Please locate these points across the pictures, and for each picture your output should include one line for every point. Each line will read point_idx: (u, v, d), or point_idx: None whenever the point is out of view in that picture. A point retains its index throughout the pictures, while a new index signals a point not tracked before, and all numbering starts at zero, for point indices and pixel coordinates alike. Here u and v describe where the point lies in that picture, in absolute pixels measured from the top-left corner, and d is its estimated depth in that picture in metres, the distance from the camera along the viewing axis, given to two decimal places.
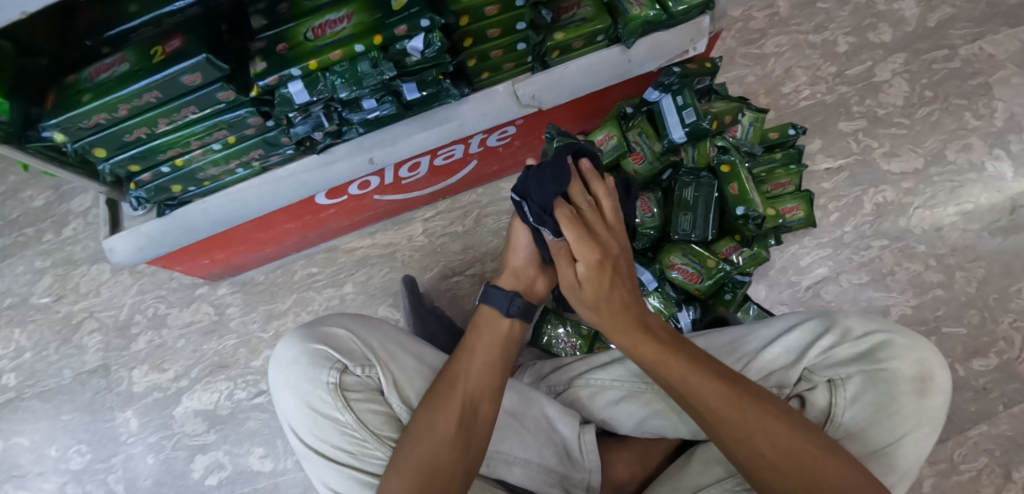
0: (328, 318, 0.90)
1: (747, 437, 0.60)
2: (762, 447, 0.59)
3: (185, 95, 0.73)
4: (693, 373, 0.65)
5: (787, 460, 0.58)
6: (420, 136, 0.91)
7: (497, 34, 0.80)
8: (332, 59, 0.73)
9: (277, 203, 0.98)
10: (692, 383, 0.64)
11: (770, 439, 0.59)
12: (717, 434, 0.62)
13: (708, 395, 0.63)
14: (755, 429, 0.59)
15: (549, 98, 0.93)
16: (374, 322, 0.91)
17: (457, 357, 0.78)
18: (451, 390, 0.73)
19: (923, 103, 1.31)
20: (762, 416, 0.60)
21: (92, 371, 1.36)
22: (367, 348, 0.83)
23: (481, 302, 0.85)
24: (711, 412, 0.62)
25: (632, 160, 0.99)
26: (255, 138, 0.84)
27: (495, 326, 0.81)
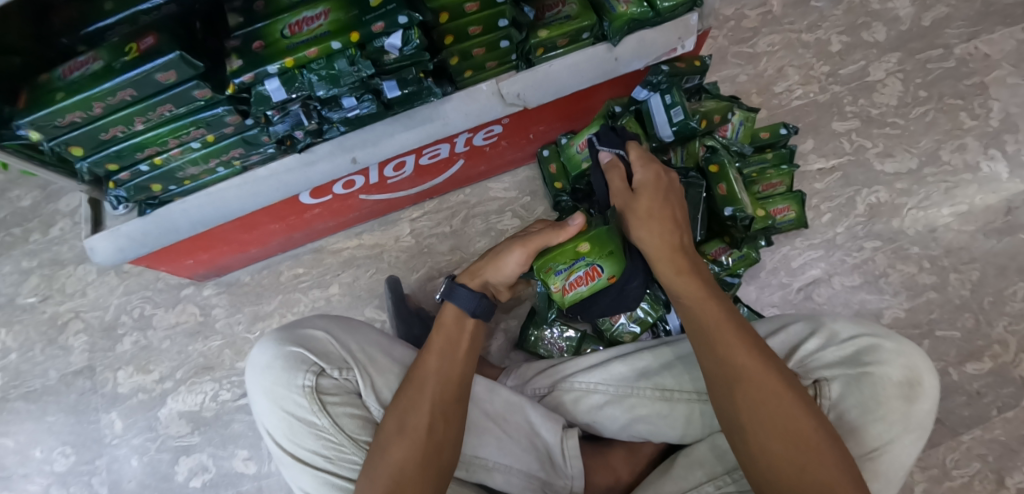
0: (308, 319, 0.88)
1: (758, 402, 0.58)
2: (769, 418, 0.57)
3: (160, 93, 0.71)
4: (732, 330, 0.64)
5: (785, 438, 0.56)
6: (403, 136, 0.90)
7: (479, 32, 0.79)
8: (308, 57, 0.71)
9: (258, 203, 0.97)
10: (726, 335, 0.63)
11: (779, 413, 0.57)
12: (735, 390, 0.60)
13: (739, 351, 0.62)
14: (769, 398, 0.58)
15: (535, 97, 0.91)
16: (356, 325, 0.89)
17: (423, 357, 0.77)
18: (420, 394, 0.73)
19: (918, 103, 1.30)
20: (785, 392, 0.58)
21: (78, 372, 1.34)
22: (346, 350, 0.82)
23: (446, 301, 0.83)
24: (734, 369, 0.61)
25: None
26: (235, 137, 0.83)
27: (462, 327, 0.81)
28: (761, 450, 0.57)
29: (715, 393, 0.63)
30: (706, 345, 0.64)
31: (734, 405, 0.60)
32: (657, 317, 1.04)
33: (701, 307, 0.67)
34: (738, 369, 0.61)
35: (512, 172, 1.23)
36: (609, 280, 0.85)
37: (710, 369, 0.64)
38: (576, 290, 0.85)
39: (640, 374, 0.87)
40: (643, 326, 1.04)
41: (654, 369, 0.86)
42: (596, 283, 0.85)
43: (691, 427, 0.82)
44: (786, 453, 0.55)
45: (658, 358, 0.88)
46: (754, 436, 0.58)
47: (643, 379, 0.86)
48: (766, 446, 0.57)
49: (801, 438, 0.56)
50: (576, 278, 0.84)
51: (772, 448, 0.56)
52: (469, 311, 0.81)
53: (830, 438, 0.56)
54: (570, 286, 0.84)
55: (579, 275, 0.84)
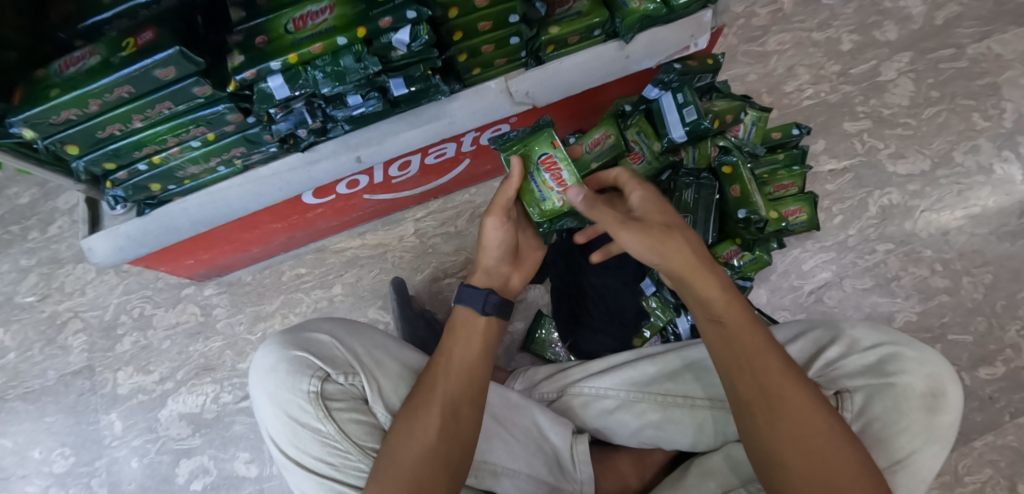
0: (311, 323, 0.87)
1: (797, 437, 0.56)
2: (810, 454, 0.55)
3: (159, 90, 0.69)
4: (768, 357, 0.61)
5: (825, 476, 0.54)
6: (409, 134, 0.88)
7: (488, 28, 0.76)
8: (312, 52, 0.69)
9: (261, 203, 0.95)
10: (761, 362, 0.60)
11: (820, 449, 0.55)
12: (768, 417, 0.58)
13: (779, 380, 0.59)
14: (809, 432, 0.56)
15: (543, 96, 0.89)
16: (361, 329, 0.88)
17: (433, 360, 0.76)
18: (430, 397, 0.71)
19: (930, 103, 1.27)
20: (825, 426, 0.56)
21: (77, 372, 1.33)
22: (352, 355, 0.80)
23: (457, 303, 0.83)
24: (772, 399, 0.58)
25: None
26: (236, 135, 0.81)
27: (473, 326, 0.80)
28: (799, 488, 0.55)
29: (743, 422, 0.60)
30: (739, 370, 0.61)
31: (769, 439, 0.57)
32: (667, 321, 1.01)
33: (732, 329, 0.64)
34: (774, 401, 0.58)
35: None
36: (557, 144, 0.82)
37: (740, 397, 0.61)
38: (566, 177, 0.81)
39: (649, 380, 0.85)
40: (653, 330, 1.01)
41: (665, 376, 0.84)
42: (559, 159, 0.81)
43: (704, 434, 0.80)
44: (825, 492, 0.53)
45: (669, 364, 0.85)
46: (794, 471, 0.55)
47: (654, 384, 0.84)
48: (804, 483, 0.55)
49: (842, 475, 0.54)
50: (553, 179, 0.82)
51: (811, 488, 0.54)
52: (478, 306, 0.81)
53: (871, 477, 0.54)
54: (561, 184, 0.82)
55: (550, 176, 0.82)
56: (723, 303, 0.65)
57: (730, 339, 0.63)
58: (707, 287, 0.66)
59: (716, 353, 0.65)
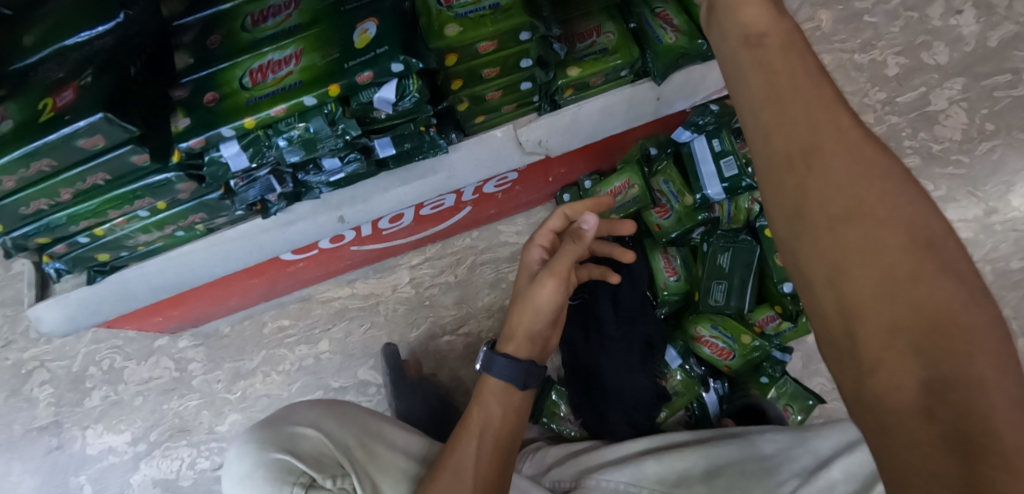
0: (296, 410, 0.75)
1: (905, 303, 0.26)
2: (931, 345, 0.25)
3: (88, 161, 0.56)
4: (855, 134, 0.29)
5: (955, 414, 0.24)
6: (400, 191, 0.75)
7: (495, 74, 0.62)
8: (274, 115, 0.55)
9: (230, 266, 0.82)
10: (838, 127, 0.29)
11: (956, 343, 0.25)
12: (829, 220, 0.28)
13: (871, 177, 0.28)
14: (932, 300, 0.26)
15: (559, 144, 0.75)
16: (351, 415, 0.76)
17: (456, 439, 0.64)
18: (458, 482, 0.60)
19: (985, 138, 1.09)
20: (972, 305, 0.26)
21: (43, 428, 1.21)
22: (341, 452, 0.68)
23: (483, 371, 0.68)
24: (837, 193, 0.28)
25: (665, 272, 0.86)
26: (192, 202, 0.67)
27: (508, 401, 0.67)
28: (886, 408, 0.26)
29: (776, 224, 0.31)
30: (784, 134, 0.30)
31: (832, 265, 0.28)
32: (692, 397, 0.90)
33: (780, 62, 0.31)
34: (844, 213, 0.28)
35: (528, 214, 1.06)
36: (621, 31, 0.68)
37: (786, 190, 0.30)
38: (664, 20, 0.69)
39: (679, 481, 0.72)
40: (675, 406, 0.90)
41: (696, 477, 0.72)
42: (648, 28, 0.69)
43: None
44: (939, 437, 0.25)
45: (700, 463, 0.73)
46: (887, 374, 0.26)
47: (683, 487, 0.71)
48: (901, 403, 0.26)
49: (1000, 425, 0.24)
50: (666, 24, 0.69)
51: (905, 418, 0.25)
52: (518, 382, 0.67)
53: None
54: (665, 17, 0.70)
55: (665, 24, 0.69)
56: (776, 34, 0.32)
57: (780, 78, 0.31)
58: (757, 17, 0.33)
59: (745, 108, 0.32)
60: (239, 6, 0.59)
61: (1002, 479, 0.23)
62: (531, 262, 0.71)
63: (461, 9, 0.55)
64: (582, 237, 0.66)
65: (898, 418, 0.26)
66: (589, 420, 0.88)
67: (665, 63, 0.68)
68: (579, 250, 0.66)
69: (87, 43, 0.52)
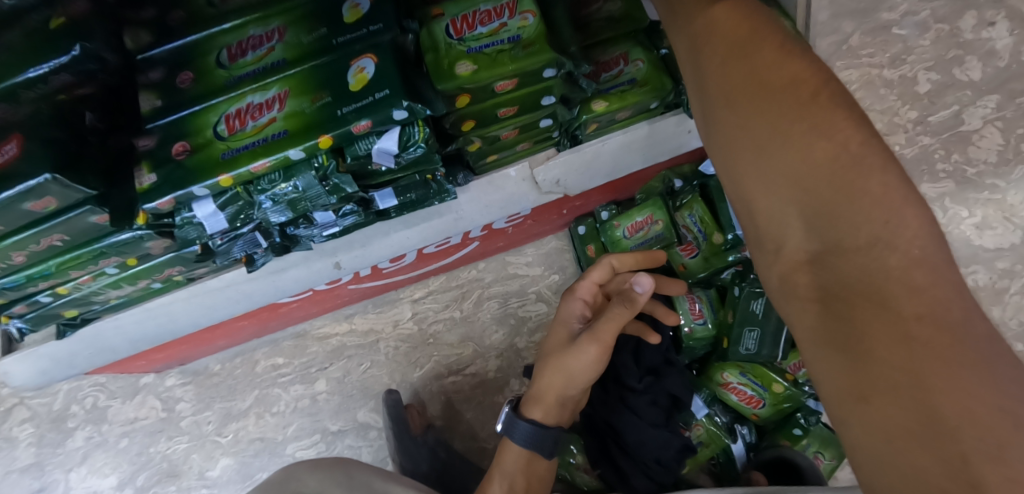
0: (295, 471, 0.69)
1: (795, 183, 0.33)
2: (819, 219, 0.32)
3: (39, 223, 0.48)
4: (747, 31, 0.36)
5: (842, 283, 0.30)
6: (403, 234, 0.68)
7: (512, 113, 0.54)
8: (254, 171, 0.47)
9: (216, 316, 0.75)
10: (725, 38, 0.37)
11: (836, 212, 0.31)
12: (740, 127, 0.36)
13: (761, 71, 0.35)
14: (817, 172, 0.32)
15: (578, 183, 0.68)
16: (357, 477, 0.69)
17: None
18: None
19: (1022, 160, 1.00)
20: (852, 173, 0.30)
21: (24, 471, 1.14)
22: None
23: (504, 435, 0.61)
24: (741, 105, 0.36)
25: (693, 316, 0.78)
26: (167, 256, 0.59)
27: (532, 470, 0.60)
28: (795, 289, 0.33)
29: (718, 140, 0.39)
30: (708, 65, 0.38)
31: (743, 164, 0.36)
32: (717, 450, 0.83)
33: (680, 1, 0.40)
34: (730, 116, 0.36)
35: (537, 244, 0.98)
36: (651, 59, 0.60)
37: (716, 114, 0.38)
38: None
39: None
40: (700, 459, 0.83)
41: None
42: None
43: None
44: (833, 306, 0.31)
45: None
46: (790, 256, 0.34)
47: None
48: (807, 281, 0.32)
49: (873, 277, 0.29)
50: None
51: (812, 299, 0.32)
52: (543, 452, 0.60)
53: (960, 294, 0.26)
54: None
55: None
56: None
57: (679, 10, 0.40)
58: None
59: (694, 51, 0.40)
60: (219, 33, 0.51)
61: (880, 340, 0.28)
62: (566, 319, 0.64)
63: (475, 43, 0.49)
64: (632, 300, 0.57)
65: (804, 295, 0.33)
66: (607, 474, 0.82)
67: None
68: (628, 317, 0.58)
69: (41, 80, 0.43)
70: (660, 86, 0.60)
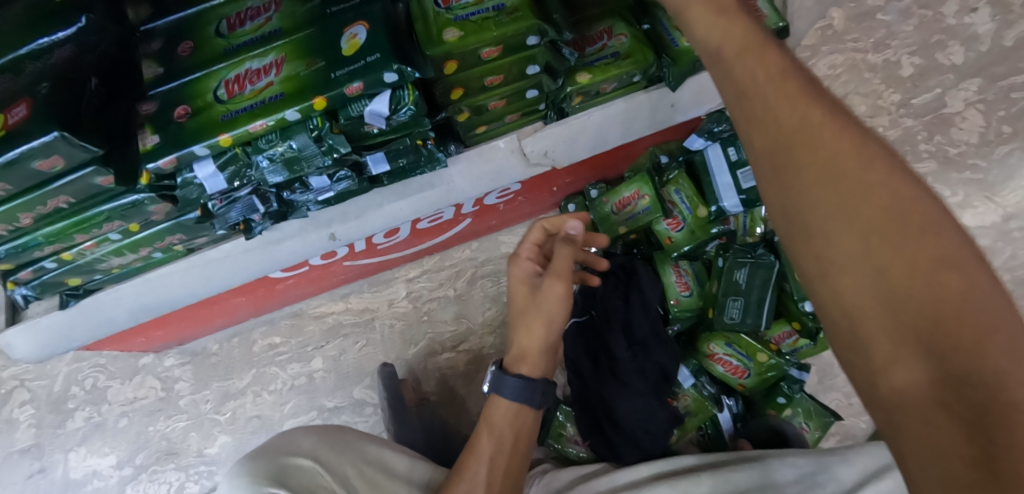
0: (291, 436, 0.71)
1: (905, 275, 0.26)
2: (931, 322, 0.26)
3: (47, 183, 0.50)
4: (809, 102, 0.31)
5: (967, 395, 0.24)
6: (395, 206, 0.70)
7: (498, 82, 0.57)
8: (252, 131, 0.49)
9: (213, 288, 0.76)
10: (782, 113, 0.31)
11: (952, 315, 0.25)
12: (824, 205, 0.29)
13: (826, 148, 0.29)
14: (919, 271, 0.26)
15: (566, 155, 0.70)
16: (350, 442, 0.71)
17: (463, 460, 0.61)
18: None
19: (1003, 141, 1.02)
20: (955, 271, 0.26)
21: (25, 452, 1.16)
22: (343, 485, 0.66)
23: (491, 392, 0.63)
24: (823, 181, 0.29)
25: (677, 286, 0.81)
26: (167, 223, 0.62)
27: (520, 423, 0.63)
28: (901, 399, 0.26)
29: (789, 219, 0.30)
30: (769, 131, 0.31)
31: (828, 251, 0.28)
32: (704, 420, 0.85)
33: (736, 32, 0.33)
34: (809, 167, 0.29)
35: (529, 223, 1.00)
36: (636, 33, 0.62)
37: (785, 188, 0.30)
38: None
39: None
40: (688, 428, 0.85)
41: None
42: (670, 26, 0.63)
43: None
44: (960, 417, 0.24)
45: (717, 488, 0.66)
46: (899, 366, 0.26)
47: None
48: (918, 392, 0.25)
49: (997, 385, 0.24)
50: None
51: (927, 408, 0.25)
52: (532, 404, 0.62)
53: None
54: None
55: None
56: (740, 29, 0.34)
57: (739, 47, 0.33)
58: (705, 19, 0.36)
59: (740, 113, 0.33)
60: (219, 5, 0.53)
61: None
62: (523, 277, 0.64)
63: (461, 12, 0.51)
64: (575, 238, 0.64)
65: (912, 410, 0.25)
66: (598, 445, 0.83)
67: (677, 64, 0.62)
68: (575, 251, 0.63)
69: (46, 50, 0.46)
70: (642, 59, 0.61)
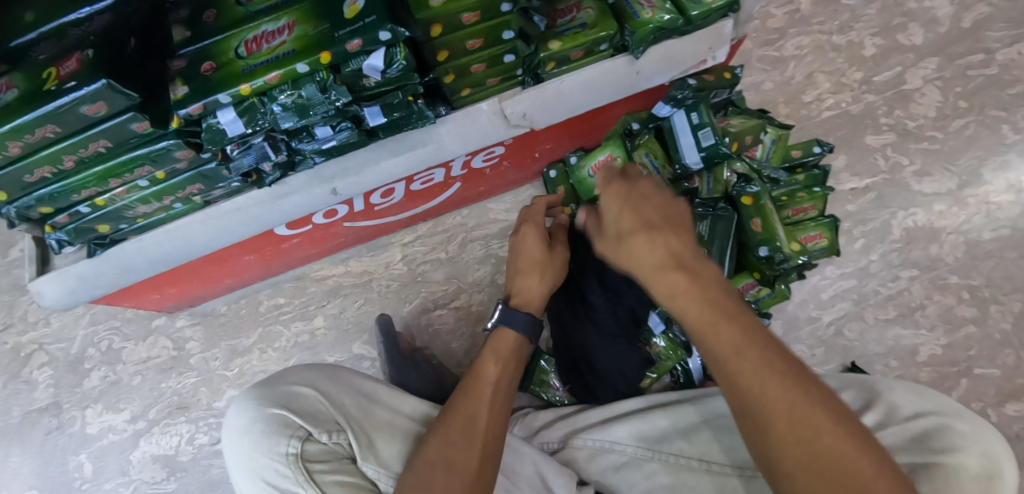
0: (292, 370, 0.78)
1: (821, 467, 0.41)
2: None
3: (90, 127, 0.58)
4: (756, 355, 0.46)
5: None
6: (390, 163, 0.78)
7: (478, 46, 0.65)
8: (269, 82, 0.59)
9: (226, 239, 0.85)
10: (735, 362, 0.46)
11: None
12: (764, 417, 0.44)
13: (768, 389, 0.44)
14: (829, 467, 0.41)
15: (542, 117, 0.79)
16: (345, 375, 0.78)
17: (469, 385, 0.69)
18: (470, 424, 0.63)
19: (958, 115, 1.11)
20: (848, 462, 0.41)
21: (43, 410, 1.24)
22: (337, 408, 0.72)
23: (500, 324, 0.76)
24: (761, 406, 0.44)
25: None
26: (190, 172, 0.70)
27: (520, 353, 0.75)
28: None
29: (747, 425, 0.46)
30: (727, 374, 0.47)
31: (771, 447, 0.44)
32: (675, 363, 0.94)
33: (692, 311, 0.50)
34: (774, 410, 0.44)
35: (516, 192, 1.09)
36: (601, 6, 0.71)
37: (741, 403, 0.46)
38: None
39: (661, 436, 0.77)
40: (661, 372, 0.94)
41: (679, 433, 0.77)
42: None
43: None
44: None
45: (681, 419, 0.78)
46: None
47: (666, 443, 0.76)
48: None
49: None
50: None
51: None
52: (531, 337, 0.76)
53: None
54: None
55: None
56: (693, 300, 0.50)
57: (697, 317, 0.49)
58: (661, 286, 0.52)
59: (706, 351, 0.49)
60: None
61: None
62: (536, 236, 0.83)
63: None
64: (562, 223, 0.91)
65: None
66: (577, 389, 0.94)
67: (637, 33, 0.71)
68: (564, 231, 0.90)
69: (87, 19, 0.51)
70: (605, 28, 0.70)
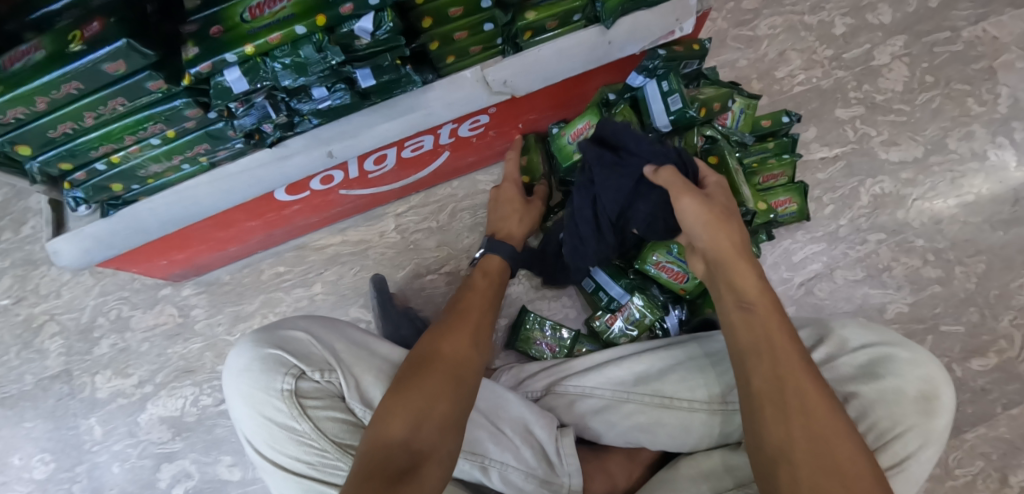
0: (288, 319, 0.78)
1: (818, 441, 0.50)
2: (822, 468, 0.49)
3: (109, 86, 0.64)
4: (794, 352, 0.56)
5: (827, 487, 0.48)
6: (383, 127, 0.84)
7: (460, 14, 0.72)
8: (270, 43, 0.65)
9: (232, 200, 0.90)
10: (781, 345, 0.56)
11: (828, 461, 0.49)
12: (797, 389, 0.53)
13: (801, 374, 0.54)
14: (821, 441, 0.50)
15: (523, 84, 0.85)
16: (339, 327, 0.78)
17: (459, 299, 0.78)
18: (460, 324, 0.71)
19: (924, 89, 1.18)
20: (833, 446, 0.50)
21: (55, 377, 1.26)
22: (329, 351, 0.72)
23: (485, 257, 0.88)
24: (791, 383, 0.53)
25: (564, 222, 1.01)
26: (198, 132, 0.77)
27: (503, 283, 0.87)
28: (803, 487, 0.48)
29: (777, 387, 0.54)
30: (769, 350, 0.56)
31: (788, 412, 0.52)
32: (655, 319, 0.99)
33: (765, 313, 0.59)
34: (802, 388, 0.53)
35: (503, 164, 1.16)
36: None
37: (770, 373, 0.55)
38: None
39: (635, 379, 0.82)
40: (641, 328, 0.99)
41: (651, 376, 0.81)
42: None
43: (690, 435, 0.77)
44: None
45: (654, 363, 0.83)
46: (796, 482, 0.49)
47: (640, 385, 0.81)
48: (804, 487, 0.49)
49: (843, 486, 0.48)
50: None
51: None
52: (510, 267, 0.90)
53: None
54: None
55: None
56: (755, 292, 0.61)
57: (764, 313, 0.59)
58: (745, 277, 0.63)
59: (737, 337, 0.60)
60: None
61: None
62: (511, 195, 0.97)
63: None
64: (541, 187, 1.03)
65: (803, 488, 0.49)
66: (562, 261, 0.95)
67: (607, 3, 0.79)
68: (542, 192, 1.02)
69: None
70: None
